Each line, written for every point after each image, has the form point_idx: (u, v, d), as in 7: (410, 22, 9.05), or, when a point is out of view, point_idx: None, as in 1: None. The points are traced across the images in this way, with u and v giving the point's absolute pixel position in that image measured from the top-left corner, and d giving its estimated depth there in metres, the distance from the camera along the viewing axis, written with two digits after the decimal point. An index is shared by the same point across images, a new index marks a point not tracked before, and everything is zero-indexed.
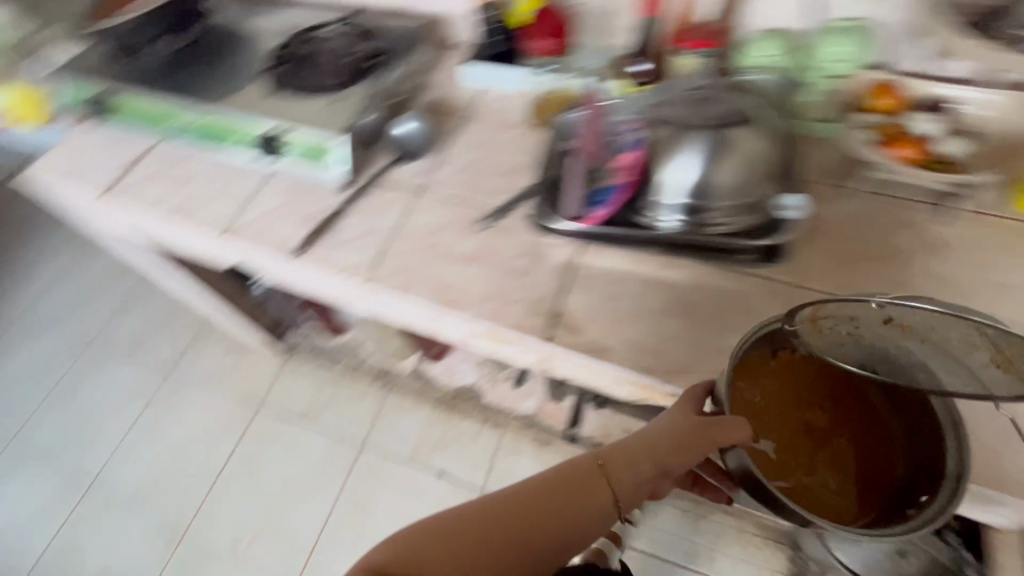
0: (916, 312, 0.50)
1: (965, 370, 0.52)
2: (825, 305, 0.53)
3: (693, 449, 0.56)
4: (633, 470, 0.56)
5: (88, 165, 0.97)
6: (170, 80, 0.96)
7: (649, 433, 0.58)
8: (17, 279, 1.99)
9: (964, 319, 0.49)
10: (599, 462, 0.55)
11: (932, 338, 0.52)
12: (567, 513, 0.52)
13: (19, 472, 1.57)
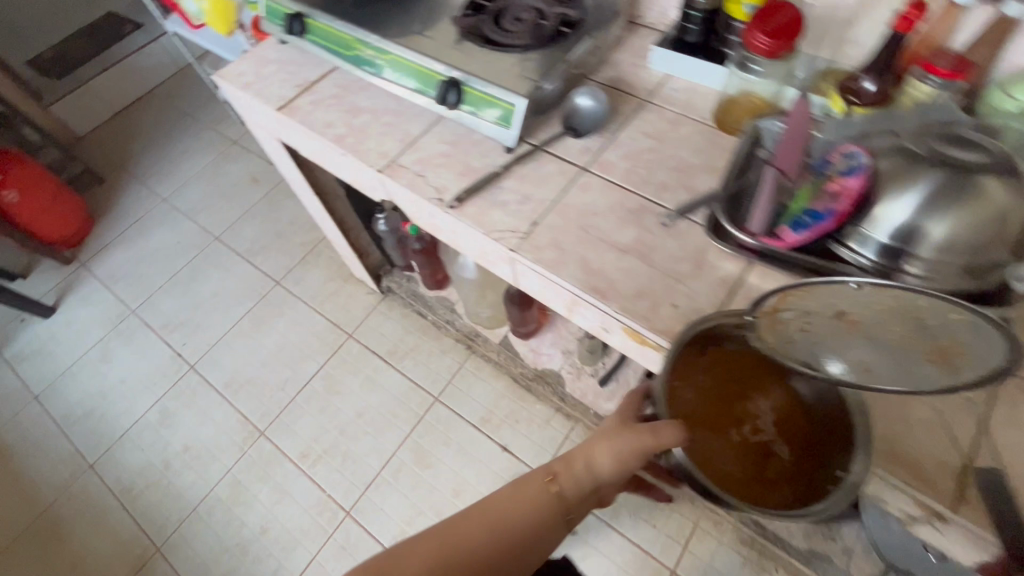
0: (868, 301, 0.56)
1: (902, 362, 0.58)
2: (797, 290, 0.58)
3: (626, 455, 0.70)
4: (576, 479, 0.72)
5: (270, 79, 1.03)
6: (357, 9, 0.96)
7: (586, 448, 0.73)
8: (165, 170, 2.19)
9: (918, 308, 0.54)
10: (551, 476, 0.73)
11: (877, 329, 0.58)
12: (527, 516, 0.70)
13: (137, 337, 1.75)
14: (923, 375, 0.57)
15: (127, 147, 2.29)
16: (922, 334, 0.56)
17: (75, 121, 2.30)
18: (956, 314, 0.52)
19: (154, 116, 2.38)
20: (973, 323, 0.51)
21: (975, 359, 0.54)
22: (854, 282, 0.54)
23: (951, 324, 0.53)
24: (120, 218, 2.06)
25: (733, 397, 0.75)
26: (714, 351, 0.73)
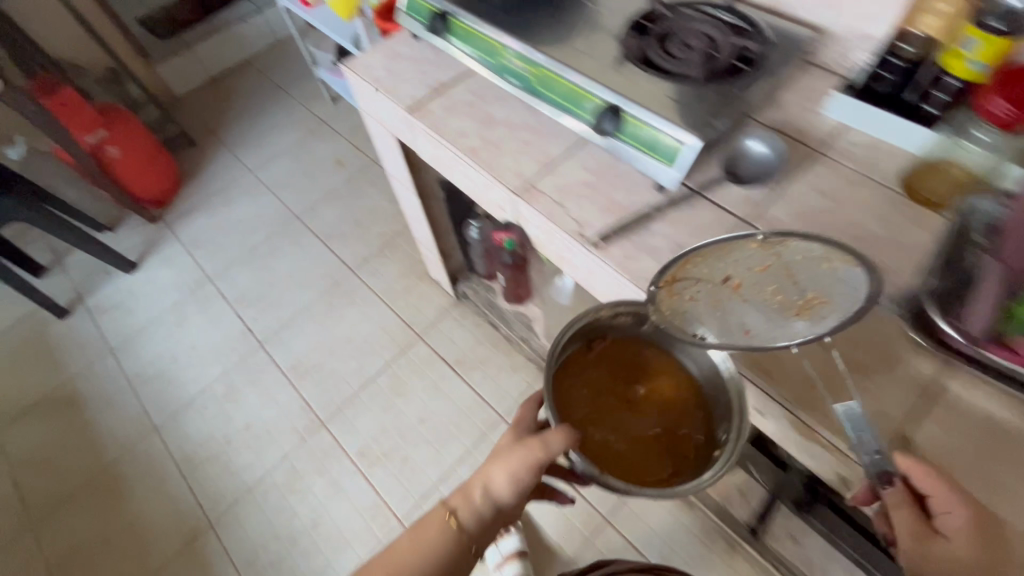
0: (750, 261, 0.63)
1: (774, 319, 0.62)
2: (698, 251, 0.61)
3: (520, 470, 0.68)
4: (475, 508, 0.70)
5: (401, 76, 0.98)
6: (505, 12, 0.89)
7: (481, 472, 0.71)
8: (253, 141, 2.21)
9: (790, 263, 0.61)
10: (449, 510, 0.71)
11: (758, 292, 0.63)
12: (430, 556, 0.69)
13: (211, 304, 1.77)
14: (797, 325, 0.60)
15: (220, 113, 2.32)
16: (791, 291, 0.62)
17: (174, 81, 2.35)
18: (821, 266, 0.59)
19: (248, 85, 2.40)
20: (835, 272, 0.58)
21: (850, 305, 0.57)
22: (749, 238, 0.60)
23: (818, 279, 0.60)
24: (206, 183, 2.09)
25: (619, 383, 0.72)
26: (597, 345, 0.72)
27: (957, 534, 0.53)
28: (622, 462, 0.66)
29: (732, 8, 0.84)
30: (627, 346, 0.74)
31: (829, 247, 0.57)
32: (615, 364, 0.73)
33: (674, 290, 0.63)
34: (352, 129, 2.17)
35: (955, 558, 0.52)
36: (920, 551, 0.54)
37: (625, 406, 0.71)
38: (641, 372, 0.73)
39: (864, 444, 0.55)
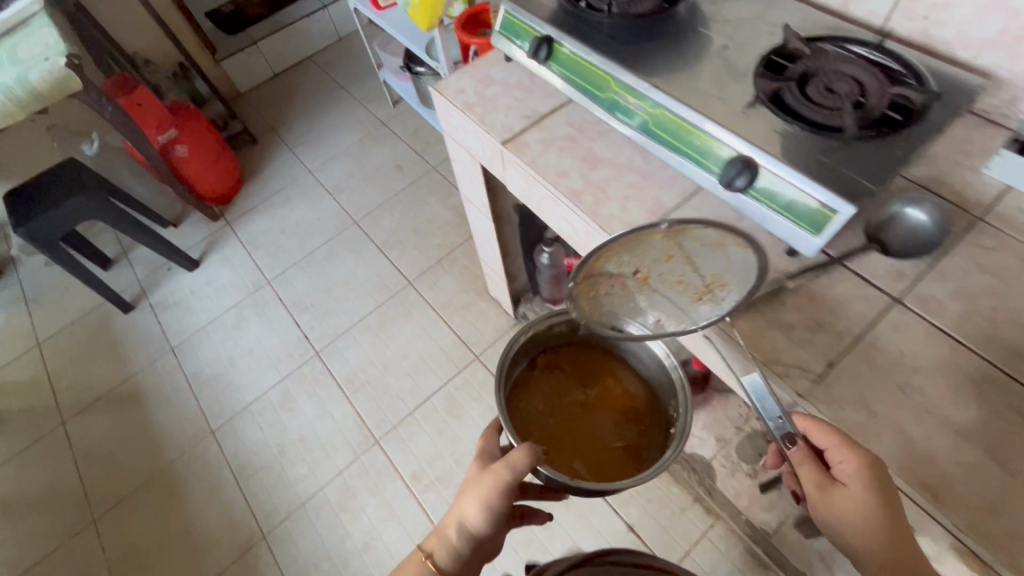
0: (661, 253, 0.58)
1: (679, 304, 0.63)
2: (615, 248, 0.56)
3: (493, 499, 0.69)
4: (453, 546, 0.71)
5: (495, 103, 0.92)
6: (616, 41, 0.82)
7: (454, 509, 0.72)
8: (313, 141, 2.20)
9: (689, 251, 0.58)
10: (426, 552, 0.72)
11: (667, 280, 0.61)
12: None
13: (269, 308, 1.77)
14: (703, 311, 0.61)
15: (281, 110, 2.31)
16: (693, 275, 0.61)
17: (239, 77, 2.35)
18: (717, 246, 0.56)
19: (310, 83, 2.39)
20: (732, 255, 0.57)
21: (742, 286, 0.59)
22: (663, 229, 0.54)
23: (711, 260, 0.59)
24: (267, 183, 2.09)
25: (568, 388, 0.85)
26: (542, 357, 0.87)
27: (851, 475, 0.56)
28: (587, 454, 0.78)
29: (879, 49, 0.74)
30: (578, 354, 0.88)
31: (727, 233, 0.54)
32: (566, 370, 0.86)
33: (592, 292, 0.62)
34: (412, 134, 2.13)
35: (853, 502, 0.56)
36: (826, 500, 0.59)
37: (581, 410, 0.83)
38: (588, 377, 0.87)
39: (768, 412, 0.59)
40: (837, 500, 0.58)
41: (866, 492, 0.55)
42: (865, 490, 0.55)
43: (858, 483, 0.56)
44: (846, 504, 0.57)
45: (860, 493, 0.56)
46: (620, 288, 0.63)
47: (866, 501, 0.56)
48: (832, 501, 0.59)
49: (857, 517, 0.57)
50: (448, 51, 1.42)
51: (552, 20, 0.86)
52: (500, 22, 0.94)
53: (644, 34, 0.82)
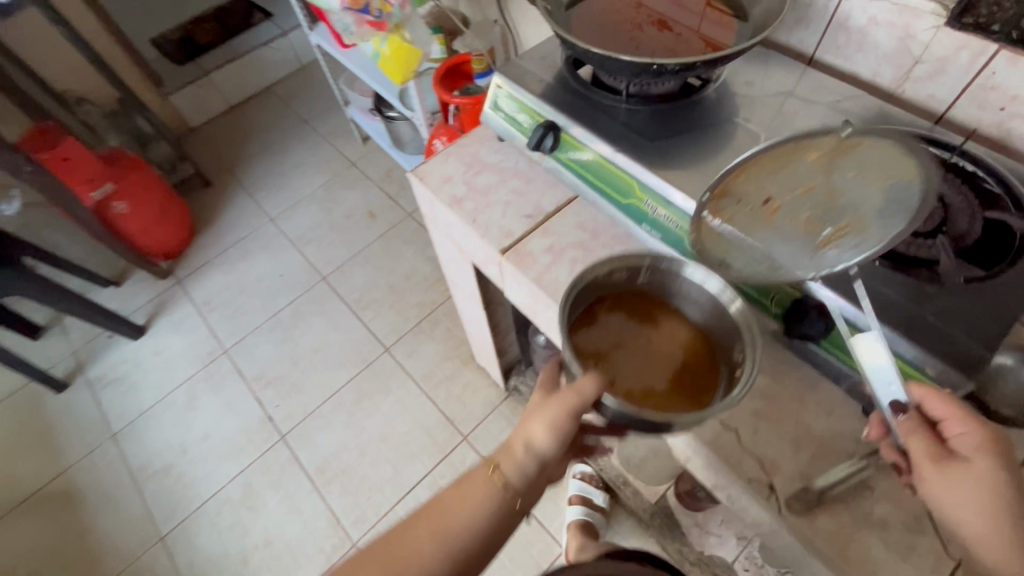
0: (802, 183, 0.57)
1: (803, 248, 0.54)
2: (761, 158, 0.58)
3: (561, 428, 0.53)
4: (519, 469, 0.56)
5: (490, 198, 0.77)
6: (641, 136, 0.67)
7: (520, 426, 0.57)
8: (274, 183, 1.99)
9: (831, 188, 0.55)
10: (493, 465, 0.58)
11: (797, 218, 0.56)
12: (471, 519, 0.56)
13: (227, 383, 1.56)
14: (837, 252, 0.51)
15: (238, 148, 2.10)
16: (828, 217, 0.54)
17: (190, 112, 2.13)
18: (869, 179, 0.53)
19: (269, 117, 2.18)
20: (888, 189, 0.51)
21: (897, 220, 0.49)
22: (821, 139, 0.56)
23: (855, 197, 0.53)
24: (223, 233, 1.88)
25: (620, 328, 0.58)
26: (600, 302, 0.59)
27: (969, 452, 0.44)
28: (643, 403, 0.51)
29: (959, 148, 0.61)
30: (627, 307, 0.59)
31: (887, 156, 0.53)
32: (616, 324, 0.58)
33: (719, 210, 0.58)
34: (384, 175, 1.95)
35: (972, 481, 0.43)
36: (931, 478, 0.44)
37: (642, 356, 0.56)
38: (644, 322, 0.59)
39: (880, 376, 0.47)
40: (946, 490, 0.43)
41: (989, 474, 0.43)
42: (986, 470, 0.43)
43: (978, 460, 0.43)
44: (957, 497, 0.43)
45: (977, 476, 0.43)
46: (749, 212, 0.58)
47: (987, 485, 0.42)
48: (937, 497, 0.44)
49: (975, 517, 0.42)
50: (425, 101, 1.22)
51: (560, 105, 0.72)
52: (491, 97, 0.79)
53: (673, 127, 0.68)
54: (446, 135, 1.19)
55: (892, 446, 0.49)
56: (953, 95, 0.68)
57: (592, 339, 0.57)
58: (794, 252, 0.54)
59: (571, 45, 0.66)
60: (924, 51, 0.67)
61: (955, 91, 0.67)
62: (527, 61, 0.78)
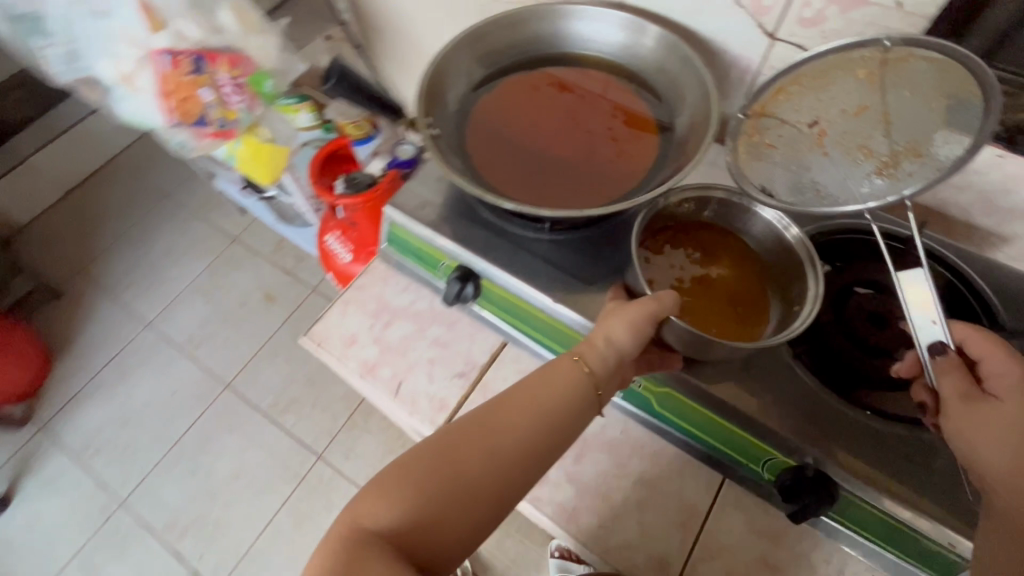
0: (852, 101, 0.51)
1: (854, 177, 0.52)
2: (801, 75, 0.50)
3: (642, 332, 0.48)
4: (597, 362, 0.49)
5: (409, 358, 0.63)
6: (578, 274, 0.57)
7: (600, 323, 0.50)
8: (142, 280, 1.68)
9: (885, 107, 0.50)
10: (576, 355, 0.49)
11: (849, 138, 0.52)
12: (559, 404, 0.47)
13: (134, 544, 1.31)
14: (891, 186, 0.50)
15: (87, 243, 1.75)
16: (883, 140, 0.51)
17: (11, 209, 1.74)
18: (925, 97, 0.47)
19: (119, 197, 1.83)
20: (944, 110, 0.47)
21: (945, 154, 0.47)
22: (864, 53, 0.47)
23: (907, 119, 0.49)
24: (90, 353, 1.57)
25: (686, 257, 0.55)
26: (662, 232, 0.56)
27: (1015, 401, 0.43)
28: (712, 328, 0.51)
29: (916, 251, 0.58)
30: (692, 241, 0.56)
31: (940, 74, 0.45)
32: (678, 258, 0.55)
33: (757, 131, 0.54)
34: (275, 247, 1.71)
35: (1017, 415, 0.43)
36: (971, 412, 0.44)
37: (703, 288, 0.53)
38: (704, 253, 0.55)
39: (923, 315, 0.47)
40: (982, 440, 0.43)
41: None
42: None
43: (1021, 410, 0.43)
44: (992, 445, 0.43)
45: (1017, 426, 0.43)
46: (792, 133, 0.54)
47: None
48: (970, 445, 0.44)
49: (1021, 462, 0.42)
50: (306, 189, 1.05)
51: (474, 246, 0.59)
52: (386, 233, 0.65)
53: (611, 255, 0.58)
54: (338, 229, 1.03)
55: (925, 386, 0.48)
56: None
57: (657, 271, 0.54)
58: (840, 175, 0.53)
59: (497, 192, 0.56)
60: None
61: None
62: (420, 184, 0.64)
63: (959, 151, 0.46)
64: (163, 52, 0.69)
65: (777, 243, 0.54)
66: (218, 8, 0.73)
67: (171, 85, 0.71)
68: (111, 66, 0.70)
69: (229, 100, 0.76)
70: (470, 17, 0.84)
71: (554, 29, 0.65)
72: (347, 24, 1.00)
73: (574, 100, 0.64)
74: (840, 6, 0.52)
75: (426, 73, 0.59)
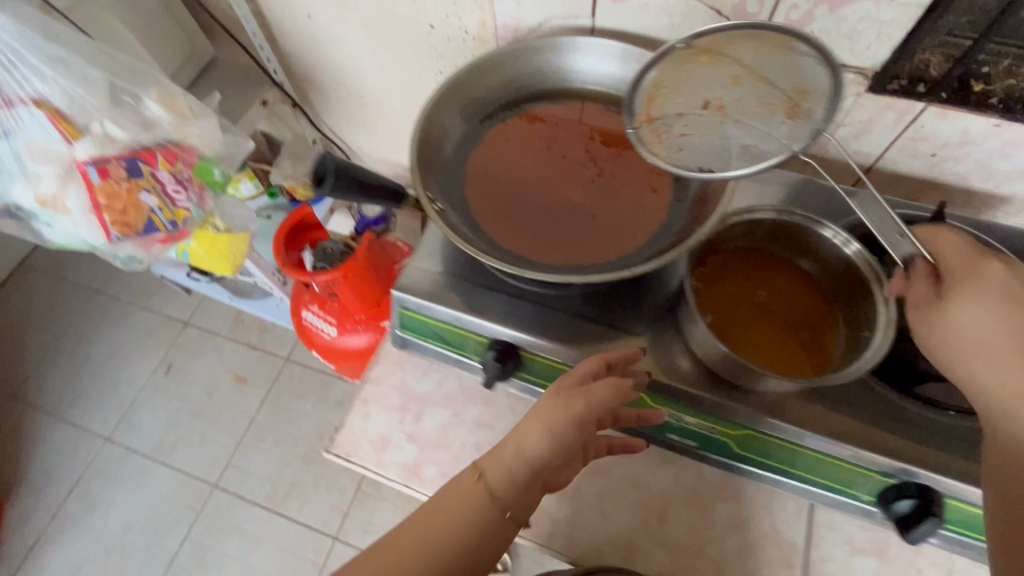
0: (721, 79, 0.51)
1: (773, 133, 0.49)
2: (656, 80, 0.51)
3: (560, 436, 0.46)
4: (509, 473, 0.46)
5: (453, 449, 0.58)
6: (619, 329, 0.54)
7: (515, 429, 0.48)
8: (89, 390, 1.50)
9: (749, 70, 0.50)
10: (481, 473, 0.47)
11: (746, 105, 0.51)
12: (456, 534, 0.44)
13: None
14: (806, 126, 0.47)
15: (13, 363, 1.54)
16: (773, 90, 0.49)
17: None
18: (765, 53, 0.47)
19: (41, 302, 1.62)
20: (794, 52, 0.46)
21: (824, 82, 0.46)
22: (678, 54, 0.48)
23: (777, 72, 0.48)
24: (46, 487, 1.39)
25: (743, 283, 0.52)
26: (710, 256, 0.52)
27: (1000, 286, 0.40)
28: (773, 354, 0.48)
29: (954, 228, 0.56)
30: (749, 269, 0.52)
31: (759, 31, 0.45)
32: (734, 284, 0.52)
33: (660, 129, 0.53)
34: (234, 324, 1.57)
35: (979, 318, 0.39)
36: (932, 328, 0.41)
37: (762, 317, 0.50)
38: (763, 279, 0.52)
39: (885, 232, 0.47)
40: (978, 351, 0.39)
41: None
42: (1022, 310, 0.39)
43: (1009, 297, 0.39)
44: (991, 345, 0.38)
45: (1011, 320, 0.38)
46: (697, 118, 0.52)
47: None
48: (969, 354, 0.39)
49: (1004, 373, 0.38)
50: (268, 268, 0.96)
51: (501, 317, 0.54)
52: (397, 318, 0.59)
53: (647, 297, 0.55)
54: (317, 302, 0.95)
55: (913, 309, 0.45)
56: (881, 148, 0.62)
57: (710, 300, 0.51)
58: (762, 131, 0.50)
59: (524, 262, 0.51)
60: (845, 116, 0.61)
61: (884, 145, 0.62)
62: (424, 259, 0.59)
63: (825, 76, 0.46)
64: (87, 163, 0.59)
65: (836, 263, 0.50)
66: (145, 98, 0.62)
67: (105, 197, 0.61)
68: (27, 191, 0.59)
69: (175, 200, 0.66)
70: (422, 59, 0.78)
71: (530, 67, 0.61)
72: (283, 84, 0.92)
73: (559, 132, 0.60)
74: (829, 5, 0.51)
75: (413, 142, 0.53)
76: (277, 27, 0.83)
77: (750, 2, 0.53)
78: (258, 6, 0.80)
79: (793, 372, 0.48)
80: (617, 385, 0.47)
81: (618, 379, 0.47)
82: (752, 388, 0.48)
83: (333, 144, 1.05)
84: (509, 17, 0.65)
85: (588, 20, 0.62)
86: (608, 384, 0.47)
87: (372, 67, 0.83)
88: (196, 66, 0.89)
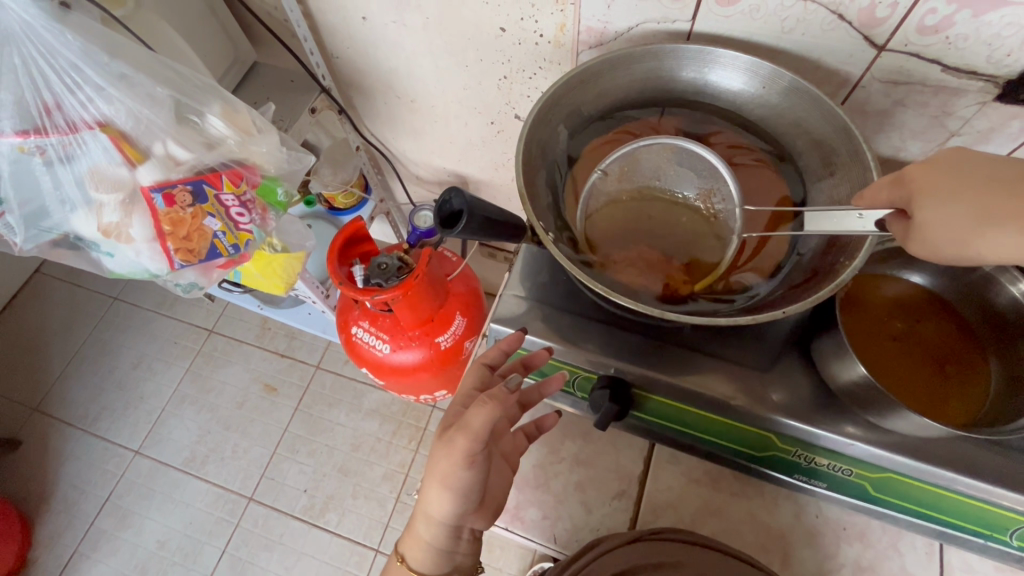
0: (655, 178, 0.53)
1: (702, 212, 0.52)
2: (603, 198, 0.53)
3: (454, 501, 0.47)
4: (428, 544, 0.51)
5: (555, 491, 0.54)
6: (741, 364, 0.50)
7: (418, 501, 0.51)
8: (114, 403, 1.46)
9: (666, 187, 0.53)
10: (401, 556, 0.53)
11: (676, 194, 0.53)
12: None
13: None
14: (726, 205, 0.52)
15: (35, 375, 1.49)
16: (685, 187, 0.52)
17: None
18: (667, 165, 0.52)
19: (59, 312, 1.57)
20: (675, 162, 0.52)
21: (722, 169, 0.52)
22: (604, 186, 0.53)
23: (688, 179, 0.52)
24: (77, 501, 1.36)
25: (877, 314, 0.48)
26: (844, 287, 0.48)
27: (924, 173, 0.41)
28: (924, 394, 0.45)
29: None
30: (881, 301, 0.49)
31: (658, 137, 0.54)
32: (870, 317, 0.48)
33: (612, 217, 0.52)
34: (260, 331, 1.53)
35: (956, 204, 0.39)
36: (948, 240, 0.40)
37: (905, 351, 0.47)
38: (895, 308, 0.49)
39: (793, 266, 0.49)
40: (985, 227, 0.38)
41: (969, 179, 0.40)
42: (960, 177, 0.40)
43: (944, 179, 0.40)
44: (979, 223, 0.39)
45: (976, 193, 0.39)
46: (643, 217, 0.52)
47: (985, 184, 0.39)
48: (977, 240, 0.39)
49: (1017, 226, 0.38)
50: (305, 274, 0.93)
51: (609, 350, 0.51)
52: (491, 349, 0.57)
53: (769, 328, 0.51)
54: (370, 318, 0.91)
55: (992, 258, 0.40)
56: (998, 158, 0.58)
57: (850, 333, 0.47)
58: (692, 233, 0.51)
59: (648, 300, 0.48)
60: (964, 126, 0.56)
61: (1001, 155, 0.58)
62: (517, 287, 0.55)
63: (769, 65, 0.51)
64: (152, 189, 0.59)
65: (976, 289, 0.47)
66: (208, 114, 0.62)
67: (170, 224, 0.61)
68: (90, 220, 0.59)
69: (238, 222, 0.66)
70: (487, 63, 0.73)
71: (629, 76, 0.55)
72: (329, 89, 0.87)
73: (615, 221, 0.52)
74: (973, 10, 0.47)
75: (520, 162, 0.49)
76: (327, 29, 0.77)
77: (882, 6, 0.49)
78: (308, 7, 0.75)
79: (951, 415, 0.44)
80: (490, 401, 0.47)
81: (490, 392, 0.49)
82: (893, 429, 0.45)
83: (376, 150, 1.01)
84: (595, 21, 0.60)
85: (687, 24, 0.56)
86: (482, 407, 0.47)
87: (427, 70, 0.78)
88: (238, 72, 0.84)
